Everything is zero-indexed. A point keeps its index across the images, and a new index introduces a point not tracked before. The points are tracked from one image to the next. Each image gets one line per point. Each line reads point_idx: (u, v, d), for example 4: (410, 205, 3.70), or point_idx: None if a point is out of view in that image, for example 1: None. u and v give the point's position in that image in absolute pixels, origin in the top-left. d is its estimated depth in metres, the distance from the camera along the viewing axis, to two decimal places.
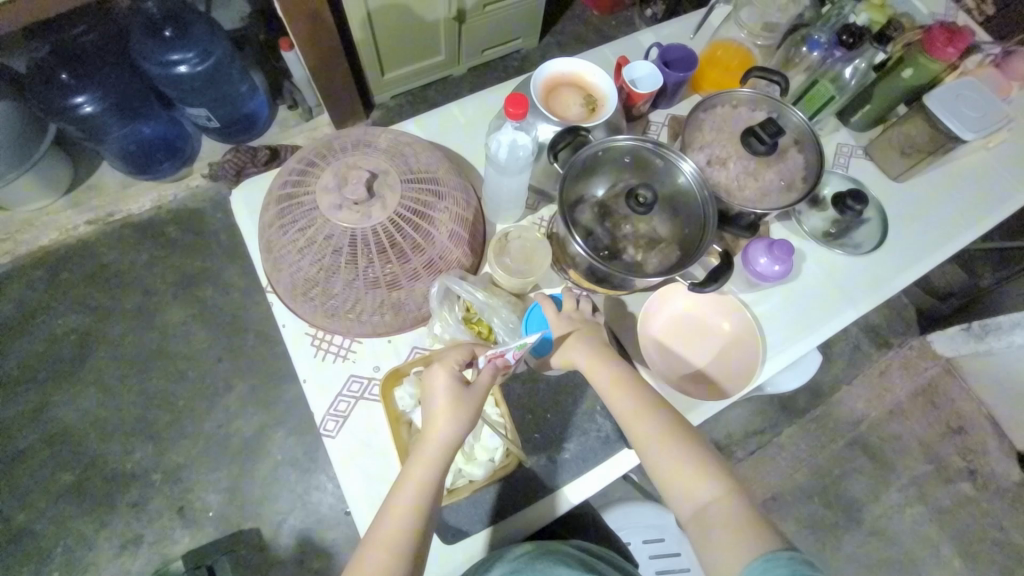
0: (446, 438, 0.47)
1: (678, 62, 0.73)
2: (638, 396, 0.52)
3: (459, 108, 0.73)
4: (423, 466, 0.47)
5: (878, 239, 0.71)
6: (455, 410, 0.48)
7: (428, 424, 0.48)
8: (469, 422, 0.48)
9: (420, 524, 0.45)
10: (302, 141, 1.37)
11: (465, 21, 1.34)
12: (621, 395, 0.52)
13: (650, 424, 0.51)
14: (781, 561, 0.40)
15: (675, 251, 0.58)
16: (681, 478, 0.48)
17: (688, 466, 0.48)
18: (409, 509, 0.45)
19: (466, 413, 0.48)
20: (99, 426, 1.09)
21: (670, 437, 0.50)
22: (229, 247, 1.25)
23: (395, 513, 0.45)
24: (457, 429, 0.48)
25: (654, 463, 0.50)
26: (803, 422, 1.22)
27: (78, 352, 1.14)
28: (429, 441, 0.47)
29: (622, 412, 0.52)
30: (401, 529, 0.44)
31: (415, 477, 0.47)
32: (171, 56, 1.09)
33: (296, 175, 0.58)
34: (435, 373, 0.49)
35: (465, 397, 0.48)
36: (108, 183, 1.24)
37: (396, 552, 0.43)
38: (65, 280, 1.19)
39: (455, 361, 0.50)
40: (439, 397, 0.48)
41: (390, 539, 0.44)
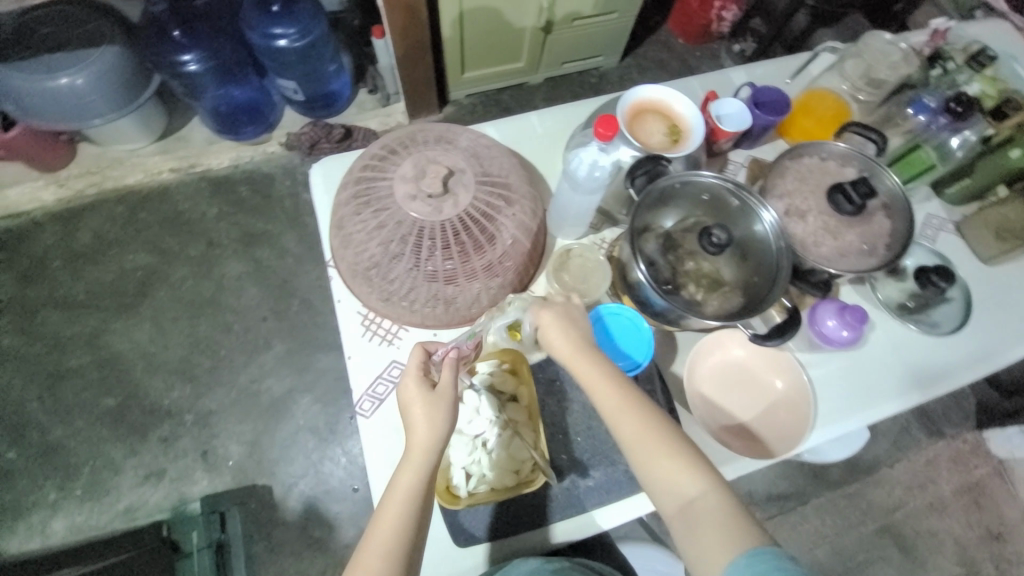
0: (431, 437, 0.48)
1: (769, 104, 0.70)
2: (622, 391, 0.49)
3: (539, 119, 0.73)
4: (408, 468, 0.47)
5: (960, 321, 0.66)
6: (431, 411, 0.48)
7: (410, 427, 0.49)
8: (446, 421, 0.49)
9: (412, 525, 0.45)
10: (375, 125, 1.42)
11: (551, 33, 1.36)
12: (601, 388, 0.50)
13: (631, 421, 0.48)
14: (767, 560, 0.41)
15: (737, 297, 0.57)
16: (664, 474, 0.46)
17: (670, 465, 0.46)
18: (399, 515, 0.45)
19: (444, 412, 0.49)
20: (147, 360, 1.16)
21: (654, 434, 0.48)
22: (290, 214, 1.31)
23: (387, 519, 0.45)
24: (438, 429, 0.48)
25: (635, 457, 0.48)
26: (831, 497, 1.15)
27: (141, 287, 1.22)
28: (413, 444, 0.48)
29: (606, 404, 0.49)
30: (394, 532, 0.45)
31: (403, 480, 0.47)
32: (274, 30, 1.15)
33: (377, 159, 0.59)
34: (407, 383, 0.50)
35: (434, 398, 0.49)
36: (195, 136, 1.32)
37: (391, 558, 0.44)
38: (142, 219, 1.28)
39: (418, 368, 0.51)
40: (414, 403, 0.49)
41: (386, 543, 0.45)
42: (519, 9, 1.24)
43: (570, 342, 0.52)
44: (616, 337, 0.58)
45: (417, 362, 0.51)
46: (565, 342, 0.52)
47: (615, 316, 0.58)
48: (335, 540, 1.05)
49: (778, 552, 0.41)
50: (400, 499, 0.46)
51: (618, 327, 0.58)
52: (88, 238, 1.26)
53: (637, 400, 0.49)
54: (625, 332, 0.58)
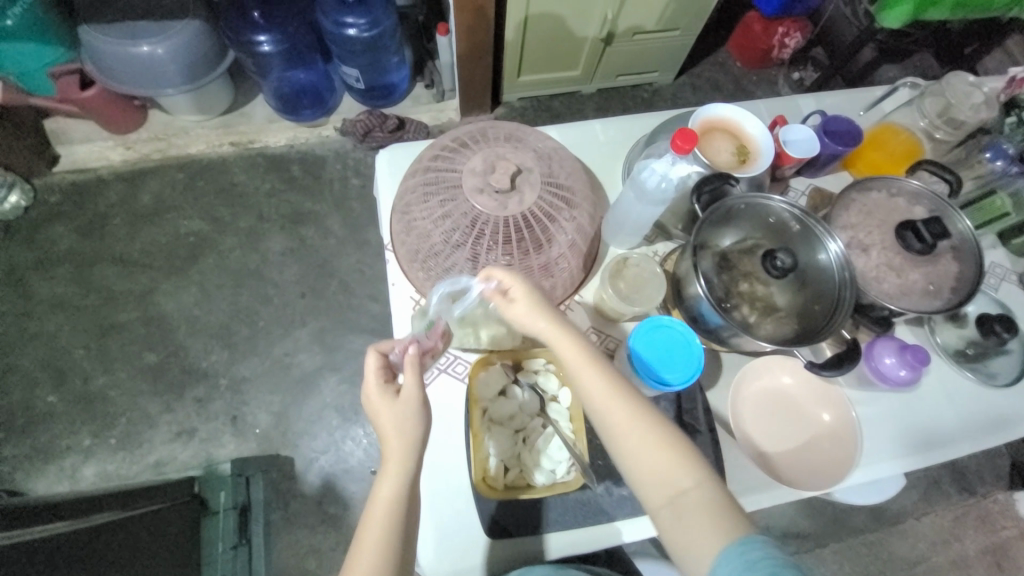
0: (405, 438, 0.48)
1: (839, 134, 0.69)
2: (606, 376, 0.48)
3: (602, 127, 0.74)
4: (388, 476, 0.47)
5: (1019, 374, 0.64)
6: (403, 417, 0.48)
7: (381, 433, 0.48)
8: (418, 422, 0.48)
9: (400, 531, 0.46)
10: (427, 119, 1.45)
11: (611, 44, 1.37)
12: (587, 375, 0.48)
13: (615, 407, 0.47)
14: (759, 549, 0.41)
15: (792, 323, 0.56)
16: (650, 463, 0.46)
17: (657, 455, 0.46)
18: (380, 527, 0.45)
19: (410, 412, 0.48)
20: (190, 322, 1.20)
21: (640, 421, 0.46)
22: (338, 197, 1.34)
23: (370, 533, 0.45)
24: (412, 432, 0.48)
25: (617, 445, 0.47)
26: (851, 543, 1.12)
27: (191, 252, 1.27)
28: (389, 450, 0.48)
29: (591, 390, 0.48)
30: (383, 542, 0.45)
31: (386, 489, 0.47)
32: (346, 19, 1.19)
33: (447, 151, 0.61)
34: (372, 391, 0.49)
35: (400, 405, 0.48)
36: (257, 114, 1.38)
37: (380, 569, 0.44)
38: (199, 188, 1.33)
39: (379, 374, 0.50)
40: (380, 411, 0.49)
41: (372, 559, 0.44)
42: (583, 19, 1.26)
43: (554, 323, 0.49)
44: (662, 350, 0.56)
45: (377, 366, 0.50)
46: (548, 325, 0.49)
47: (659, 328, 0.56)
48: (348, 519, 1.07)
49: (763, 539, 0.42)
50: (382, 509, 0.46)
51: (665, 340, 0.56)
52: (147, 201, 1.32)
53: (625, 389, 0.48)
54: (673, 347, 0.56)
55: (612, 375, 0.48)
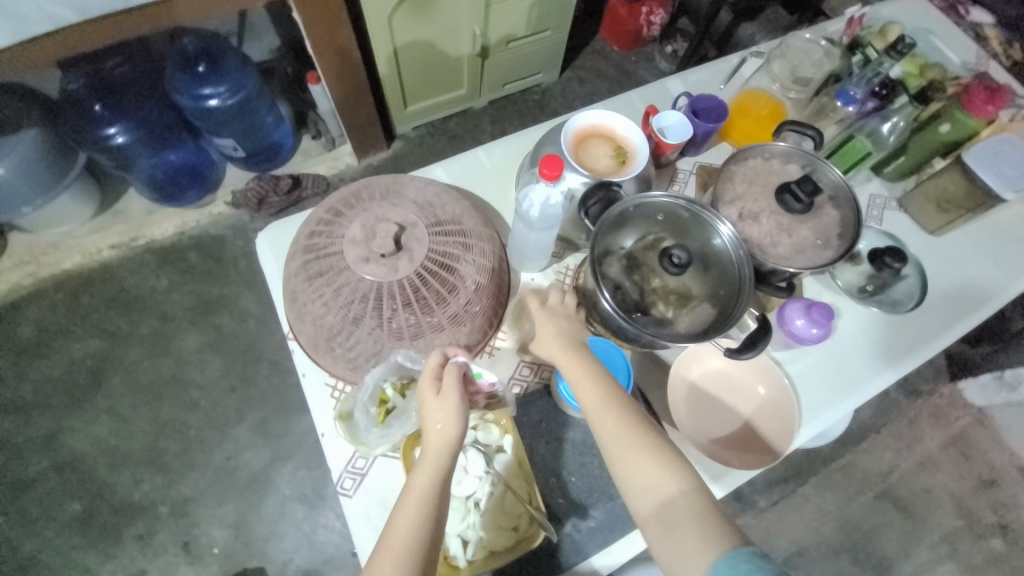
0: (444, 435, 0.47)
1: (706, 112, 0.72)
2: (603, 386, 0.50)
3: (486, 154, 0.72)
4: (424, 470, 0.45)
5: (918, 295, 0.68)
6: (445, 408, 0.47)
7: (424, 424, 0.47)
8: (459, 418, 0.47)
9: (430, 527, 0.43)
10: (323, 170, 1.39)
11: (488, 57, 1.37)
12: (606, 417, 0.49)
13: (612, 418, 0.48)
14: (743, 557, 0.40)
15: (707, 310, 0.56)
16: (642, 471, 0.46)
17: (651, 462, 0.46)
18: (413, 516, 0.43)
19: (454, 410, 0.47)
20: (110, 454, 1.08)
21: (635, 429, 0.48)
22: (247, 275, 1.25)
23: (403, 521, 0.43)
24: (451, 428, 0.47)
25: (617, 455, 0.47)
26: (827, 473, 1.17)
27: (94, 376, 1.14)
28: (430, 443, 0.46)
29: (587, 400, 0.50)
30: (411, 533, 0.42)
31: (420, 481, 0.45)
32: (203, 90, 1.12)
33: (323, 223, 0.57)
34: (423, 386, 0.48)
35: (439, 398, 0.48)
36: (134, 208, 1.26)
37: (407, 560, 0.41)
38: (86, 304, 1.20)
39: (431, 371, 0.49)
40: (427, 401, 0.48)
41: (400, 546, 0.42)
42: (453, 37, 1.25)
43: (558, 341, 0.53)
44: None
45: (436, 365, 0.49)
46: (560, 352, 0.53)
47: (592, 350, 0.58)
48: None
49: (753, 552, 0.41)
50: (415, 500, 0.44)
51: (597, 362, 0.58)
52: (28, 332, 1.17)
53: (619, 396, 0.50)
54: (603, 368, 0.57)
55: (610, 385, 0.50)
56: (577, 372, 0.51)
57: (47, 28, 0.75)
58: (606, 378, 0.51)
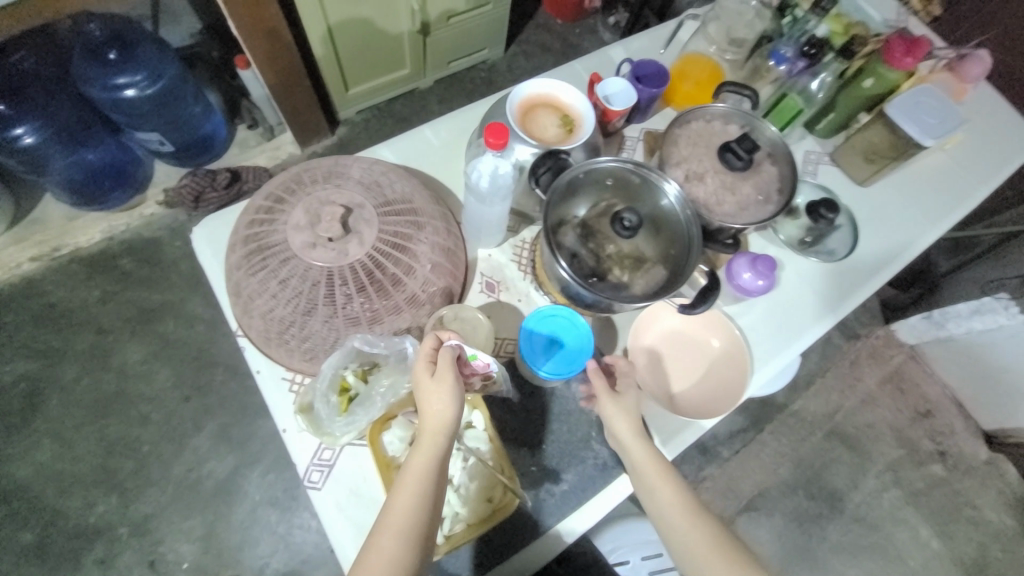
0: (441, 418, 0.47)
1: (649, 77, 0.72)
2: (675, 478, 0.51)
3: (433, 131, 0.70)
4: (422, 454, 0.46)
5: (851, 243, 0.73)
6: (441, 392, 0.47)
7: (422, 407, 0.48)
8: (456, 399, 0.47)
9: (427, 507, 0.45)
10: (263, 161, 1.31)
11: (430, 33, 1.32)
12: (637, 450, 0.52)
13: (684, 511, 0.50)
14: None
15: (660, 271, 0.58)
16: (711, 563, 0.48)
17: (719, 554, 0.48)
18: (409, 498, 0.45)
19: (451, 392, 0.47)
20: (56, 480, 1.00)
21: (703, 519, 0.49)
22: (190, 278, 1.18)
23: (401, 500, 0.45)
24: (449, 412, 0.47)
25: (690, 550, 0.49)
26: (783, 419, 1.25)
27: (26, 400, 1.05)
28: (425, 427, 0.47)
29: (660, 490, 0.50)
30: (409, 512, 0.44)
31: (417, 465, 0.46)
32: (117, 80, 1.02)
33: (264, 212, 0.54)
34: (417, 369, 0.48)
35: (438, 382, 0.47)
36: (52, 215, 1.15)
37: (407, 535, 0.44)
38: (8, 323, 1.10)
39: (426, 355, 0.49)
40: (424, 386, 0.48)
41: (399, 524, 0.44)
42: (390, 13, 1.19)
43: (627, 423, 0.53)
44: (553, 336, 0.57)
45: (430, 347, 0.49)
46: (629, 438, 0.53)
47: (550, 316, 0.58)
48: None
49: None
50: (413, 480, 0.46)
51: (556, 327, 0.58)
52: None
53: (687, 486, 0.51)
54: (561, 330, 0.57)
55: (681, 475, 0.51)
56: (651, 463, 0.52)
57: None
58: (676, 468, 0.52)
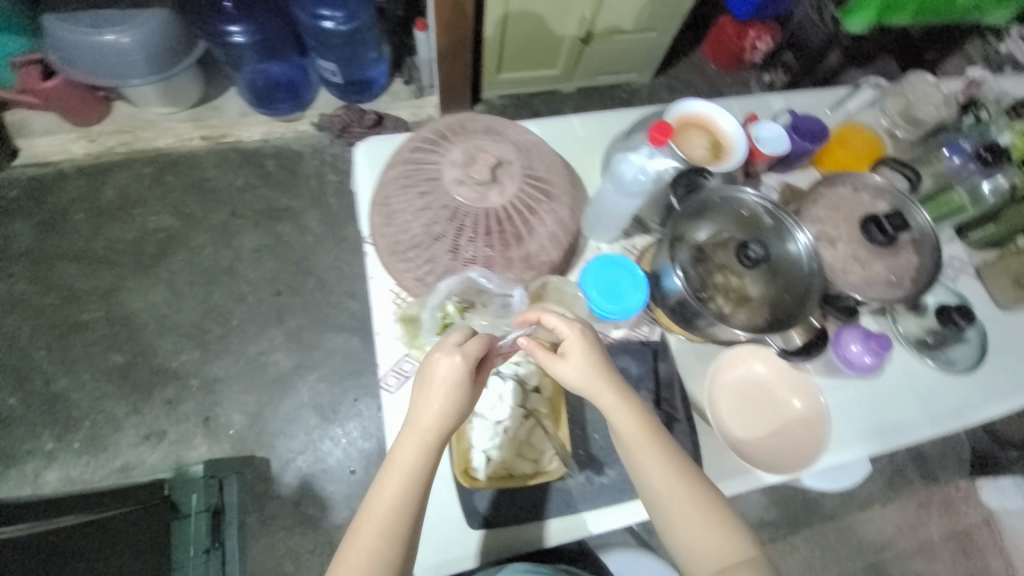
0: (441, 416, 0.47)
1: (809, 132, 0.72)
2: (662, 453, 0.50)
3: (581, 123, 0.75)
4: (415, 448, 0.47)
5: (974, 361, 0.68)
6: (451, 391, 0.47)
7: (425, 401, 0.47)
8: (462, 401, 0.48)
9: (413, 503, 0.47)
10: (405, 114, 1.43)
11: (590, 44, 1.39)
12: (645, 452, 0.50)
13: (669, 482, 0.50)
14: None
15: (764, 314, 0.57)
16: (700, 537, 0.49)
17: (707, 531, 0.49)
18: (398, 486, 0.47)
19: (457, 393, 0.47)
20: (158, 321, 1.15)
21: (691, 495, 0.50)
22: (315, 194, 1.32)
23: (390, 491, 0.47)
24: (455, 411, 0.48)
25: (671, 517, 0.50)
26: (821, 529, 1.16)
27: (160, 249, 1.22)
28: (423, 425, 0.47)
29: (640, 460, 0.50)
30: (396, 506, 0.46)
31: (408, 460, 0.47)
32: (322, 11, 1.17)
33: (427, 142, 0.60)
34: (435, 360, 0.47)
35: (457, 379, 0.47)
36: (230, 107, 1.34)
37: (392, 527, 0.46)
38: (168, 182, 1.29)
39: (453, 345, 0.48)
40: (435, 380, 0.47)
41: (387, 514, 0.46)
42: (562, 16, 1.27)
43: (618, 397, 0.51)
44: (610, 281, 0.58)
45: (455, 342, 0.48)
46: (619, 408, 0.50)
47: (613, 267, 0.59)
48: (327, 520, 1.06)
49: None
50: (401, 476, 0.47)
51: (614, 277, 0.58)
52: (111, 195, 1.25)
53: (676, 461, 0.50)
54: (620, 281, 0.58)
55: (668, 450, 0.50)
56: (640, 436, 0.50)
57: None
58: (663, 439, 0.51)
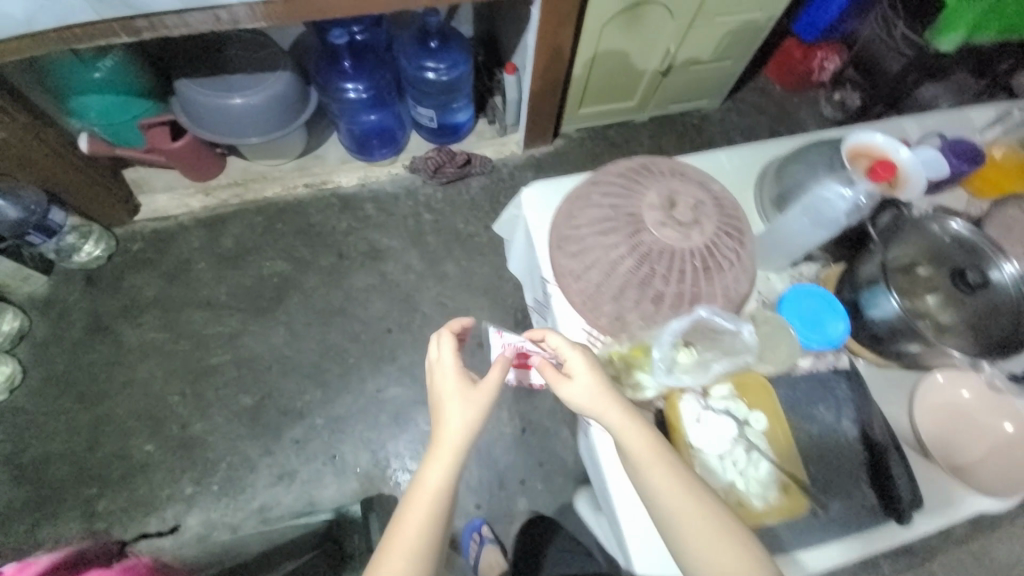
0: (460, 437, 0.54)
1: (964, 154, 0.72)
2: (669, 467, 0.52)
3: (726, 158, 0.77)
4: (437, 467, 0.52)
5: None
6: (469, 407, 0.54)
7: (443, 420, 0.54)
8: (477, 419, 0.54)
9: (435, 526, 0.51)
10: (490, 152, 1.49)
11: (669, 75, 1.43)
12: (658, 469, 0.52)
13: (678, 498, 0.51)
14: None
15: (971, 340, 0.58)
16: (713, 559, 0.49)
17: (721, 548, 0.49)
18: (426, 508, 0.51)
19: (473, 411, 0.54)
20: (282, 363, 1.19)
21: (701, 512, 0.50)
22: (414, 234, 1.37)
23: (412, 515, 0.51)
24: (472, 424, 0.54)
25: (686, 537, 0.50)
26: (962, 554, 1.10)
27: (277, 292, 1.27)
28: (444, 444, 0.53)
29: (654, 479, 0.52)
30: (422, 533, 0.50)
31: (432, 479, 0.52)
32: (427, 63, 1.25)
33: (617, 187, 0.63)
34: (450, 371, 0.56)
35: (477, 393, 0.54)
36: (330, 156, 1.42)
37: (415, 552, 0.49)
38: (279, 229, 1.35)
39: (469, 357, 0.56)
40: (453, 394, 0.55)
41: (409, 543, 0.50)
42: (647, 51, 1.32)
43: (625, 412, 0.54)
44: (809, 312, 0.60)
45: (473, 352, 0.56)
46: (623, 424, 0.53)
47: (806, 297, 0.60)
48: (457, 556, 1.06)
49: None
50: (423, 504, 0.51)
51: (809, 307, 0.60)
52: (227, 244, 1.32)
53: (685, 474, 0.52)
54: (818, 310, 0.59)
55: (674, 464, 0.52)
56: (652, 454, 0.52)
57: None
58: (670, 455, 0.53)
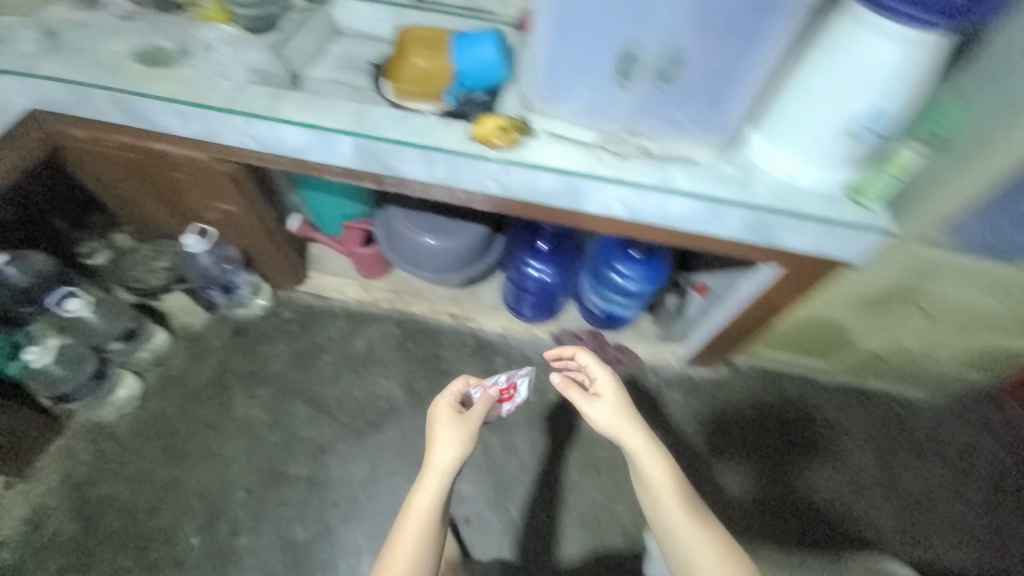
0: (443, 463, 0.71)
1: None
2: (664, 467, 0.69)
3: None
4: (429, 480, 0.70)
5: None
6: (453, 431, 0.74)
7: (434, 450, 0.72)
8: (463, 440, 0.73)
9: (431, 519, 0.68)
10: (643, 351, 1.34)
11: (886, 359, 1.19)
12: (655, 467, 0.68)
13: (670, 495, 0.67)
14: None
15: None
16: (695, 546, 0.64)
17: (702, 537, 0.64)
18: (424, 516, 0.68)
19: (459, 440, 0.73)
20: (348, 506, 1.11)
21: (689, 513, 0.66)
22: (536, 412, 1.27)
23: (410, 521, 0.68)
24: (458, 447, 0.72)
25: (678, 530, 0.65)
26: None
27: (378, 419, 1.21)
28: (432, 465, 0.71)
29: (654, 475, 0.68)
30: (422, 526, 0.68)
31: (426, 491, 0.69)
32: (619, 267, 1.15)
33: None
34: (437, 407, 0.76)
35: (460, 421, 0.74)
36: (485, 297, 1.38)
37: (420, 543, 0.67)
38: (407, 349, 1.32)
39: (455, 391, 0.79)
40: (440, 423, 0.75)
41: (410, 544, 0.66)
42: (873, 337, 1.11)
43: (620, 413, 0.73)
44: None
45: (458, 388, 0.80)
46: (616, 422, 0.72)
47: None
48: None
49: None
50: (420, 516, 0.68)
51: None
52: (358, 345, 1.31)
53: (664, 461, 0.69)
54: None
55: (662, 463, 0.69)
56: (624, 433, 0.71)
57: (530, 197, 0.86)
58: (659, 451, 0.70)
